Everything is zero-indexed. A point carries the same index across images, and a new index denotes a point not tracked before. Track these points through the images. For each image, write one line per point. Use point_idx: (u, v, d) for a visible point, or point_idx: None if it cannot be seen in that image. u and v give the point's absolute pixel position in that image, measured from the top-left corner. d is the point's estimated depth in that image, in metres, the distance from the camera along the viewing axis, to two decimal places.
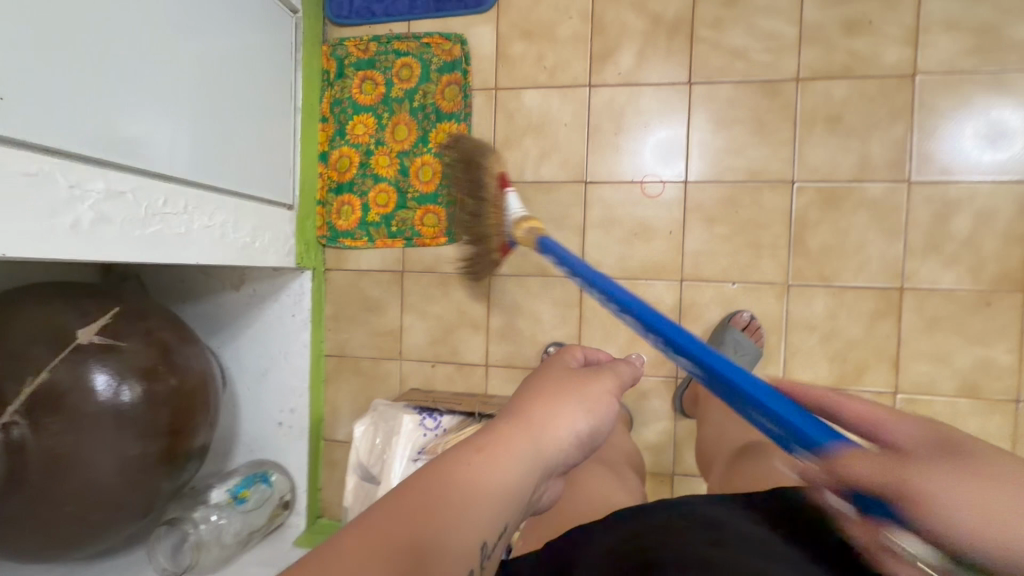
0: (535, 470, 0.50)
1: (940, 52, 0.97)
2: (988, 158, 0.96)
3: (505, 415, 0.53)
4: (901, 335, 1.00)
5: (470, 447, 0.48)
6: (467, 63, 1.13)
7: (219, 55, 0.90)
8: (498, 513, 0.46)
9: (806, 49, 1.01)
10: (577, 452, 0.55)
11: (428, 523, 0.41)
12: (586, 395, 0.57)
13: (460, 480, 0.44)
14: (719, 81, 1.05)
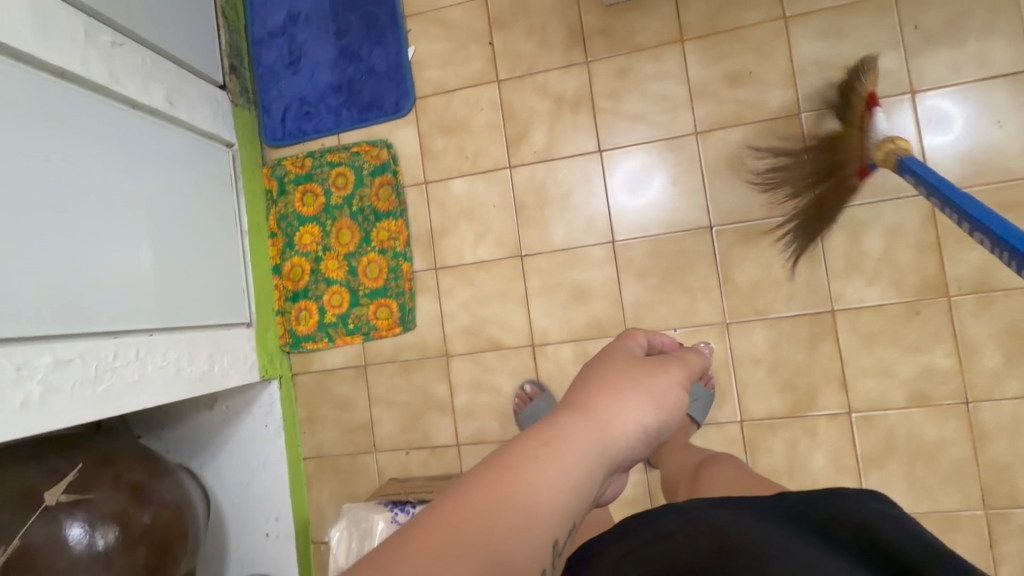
0: (602, 468, 0.46)
1: (818, 89, 1.05)
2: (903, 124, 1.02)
3: (571, 408, 0.48)
4: (842, 354, 1.03)
5: (535, 440, 0.44)
6: (395, 164, 1.22)
7: (160, 206, 0.98)
8: (562, 515, 0.42)
9: (698, 106, 1.10)
10: (646, 447, 0.50)
11: (492, 528, 0.38)
12: (651, 389, 0.52)
13: (524, 478, 0.41)
14: (626, 145, 1.13)
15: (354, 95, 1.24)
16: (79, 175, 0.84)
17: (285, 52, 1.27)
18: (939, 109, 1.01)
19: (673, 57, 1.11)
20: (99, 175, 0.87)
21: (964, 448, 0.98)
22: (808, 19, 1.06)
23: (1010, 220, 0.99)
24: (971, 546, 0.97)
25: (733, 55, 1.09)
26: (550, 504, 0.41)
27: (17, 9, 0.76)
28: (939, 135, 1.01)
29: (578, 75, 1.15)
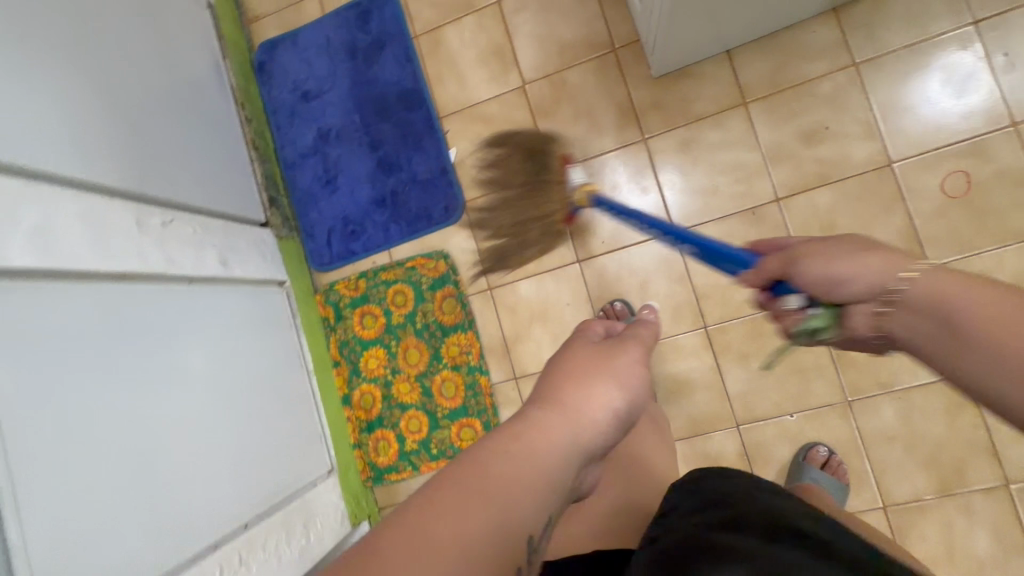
0: (578, 457, 0.48)
1: (907, 135, 0.97)
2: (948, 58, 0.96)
3: (547, 393, 0.54)
4: (986, 420, 0.94)
5: (505, 433, 0.45)
6: (455, 275, 1.16)
7: (235, 379, 0.92)
8: (534, 513, 0.42)
9: (774, 170, 1.02)
10: (623, 423, 0.56)
11: (474, 525, 0.37)
12: (619, 371, 0.58)
13: (499, 472, 0.41)
14: (702, 224, 1.05)
15: (400, 207, 1.18)
16: (154, 376, 0.78)
17: (320, 172, 1.22)
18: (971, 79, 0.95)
19: (737, 122, 1.04)
20: (174, 368, 0.81)
21: None
22: (881, 62, 0.98)
23: None
24: None
25: (804, 112, 1.01)
26: (526, 491, 0.42)
27: (73, 230, 0.71)
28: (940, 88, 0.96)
29: (637, 155, 1.08)
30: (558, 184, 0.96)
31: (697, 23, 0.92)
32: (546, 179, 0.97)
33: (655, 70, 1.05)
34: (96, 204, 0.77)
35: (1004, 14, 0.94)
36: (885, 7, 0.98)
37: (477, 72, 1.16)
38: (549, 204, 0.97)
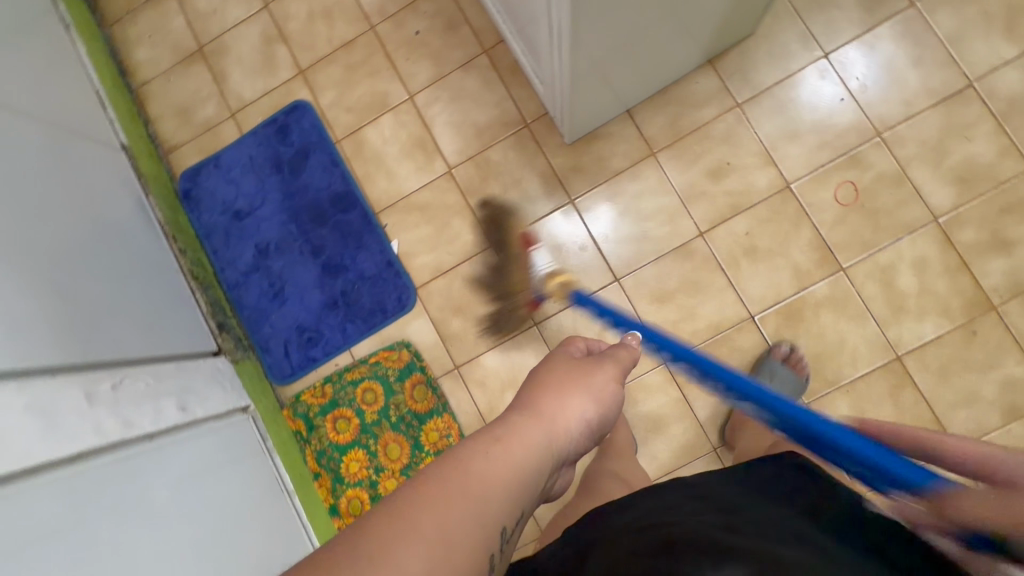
0: (549, 462, 0.58)
1: (795, 158, 1.09)
2: (834, 52, 1.10)
3: (528, 404, 0.64)
4: (925, 395, 1.03)
5: (487, 442, 0.54)
6: (420, 361, 1.17)
7: (222, 518, 0.88)
8: (504, 508, 0.50)
9: (693, 209, 1.11)
10: (587, 432, 0.66)
11: (445, 514, 0.45)
12: (592, 386, 0.69)
13: (476, 469, 0.49)
14: (641, 267, 1.13)
15: (352, 306, 1.20)
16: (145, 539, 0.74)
17: (266, 287, 1.22)
18: (846, 70, 1.09)
19: (651, 172, 1.13)
20: (160, 526, 0.77)
21: None
22: (760, 99, 1.11)
23: (1018, 219, 1.03)
24: None
25: (706, 153, 1.12)
26: (497, 493, 0.50)
27: (21, 422, 0.69)
28: (819, 75, 1.10)
29: (568, 216, 1.15)
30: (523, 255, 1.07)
31: (594, 95, 1.02)
32: (507, 250, 1.07)
33: (566, 137, 1.14)
34: (44, 386, 0.75)
35: (847, 45, 1.09)
36: (751, 54, 1.12)
37: (403, 164, 1.21)
38: (518, 276, 1.03)
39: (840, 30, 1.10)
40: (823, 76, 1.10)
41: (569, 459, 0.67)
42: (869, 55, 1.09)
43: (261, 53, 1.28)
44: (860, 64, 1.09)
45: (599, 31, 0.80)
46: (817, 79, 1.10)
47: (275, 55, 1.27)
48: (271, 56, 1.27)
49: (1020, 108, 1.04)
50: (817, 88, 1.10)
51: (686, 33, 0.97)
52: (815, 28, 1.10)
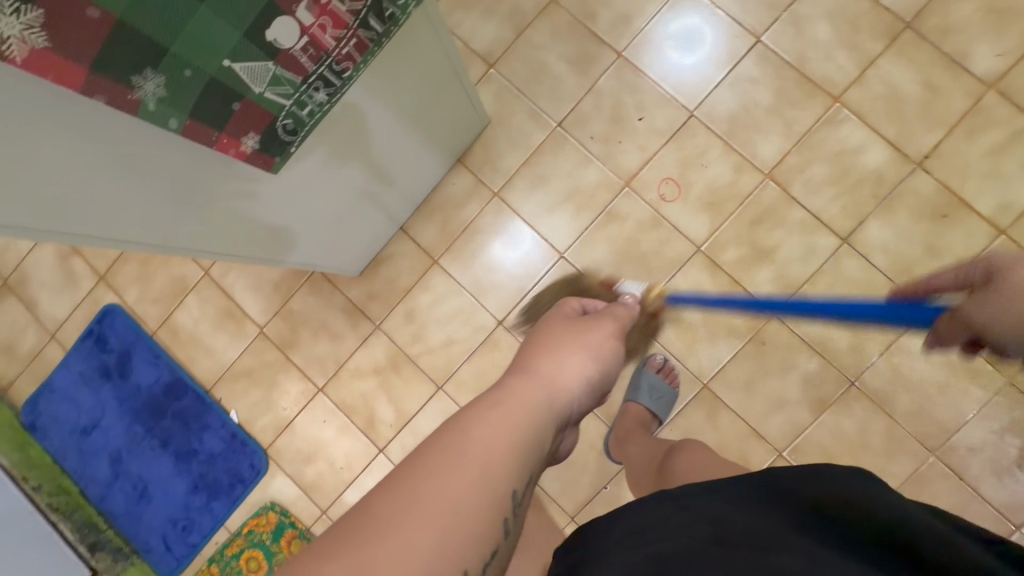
0: (553, 419, 0.51)
1: (561, 229, 1.15)
2: (674, 29, 1.12)
3: (520, 367, 0.57)
4: (739, 413, 1.09)
5: (487, 402, 0.48)
6: (287, 516, 1.20)
7: None
8: (511, 472, 0.43)
9: (487, 302, 1.16)
10: (590, 391, 0.59)
11: (446, 493, 0.39)
12: (586, 344, 0.61)
13: (477, 435, 0.44)
14: (460, 366, 1.17)
15: (213, 485, 1.24)
16: None
17: (130, 490, 1.26)
18: (695, 38, 1.11)
19: (439, 279, 1.18)
20: None
21: (882, 419, 1.05)
22: (512, 184, 1.16)
23: (770, 227, 1.08)
24: (946, 490, 1.03)
25: (480, 247, 1.17)
26: (503, 448, 0.44)
27: None
28: (678, 54, 1.12)
29: (379, 342, 1.20)
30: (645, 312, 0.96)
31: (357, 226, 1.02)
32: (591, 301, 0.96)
33: (352, 272, 1.16)
34: None
35: (574, 111, 1.15)
36: (492, 144, 1.17)
37: (218, 337, 1.25)
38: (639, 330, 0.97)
39: (565, 98, 1.15)
40: (683, 53, 1.12)
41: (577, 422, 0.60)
42: (698, 14, 1.12)
43: (60, 270, 1.31)
44: (700, 24, 1.11)
45: (273, 232, 0.77)
46: (679, 57, 1.12)
47: (74, 269, 1.31)
48: (70, 271, 1.31)
49: (741, 124, 1.10)
50: (684, 62, 1.12)
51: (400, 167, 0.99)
52: (542, 102, 1.16)
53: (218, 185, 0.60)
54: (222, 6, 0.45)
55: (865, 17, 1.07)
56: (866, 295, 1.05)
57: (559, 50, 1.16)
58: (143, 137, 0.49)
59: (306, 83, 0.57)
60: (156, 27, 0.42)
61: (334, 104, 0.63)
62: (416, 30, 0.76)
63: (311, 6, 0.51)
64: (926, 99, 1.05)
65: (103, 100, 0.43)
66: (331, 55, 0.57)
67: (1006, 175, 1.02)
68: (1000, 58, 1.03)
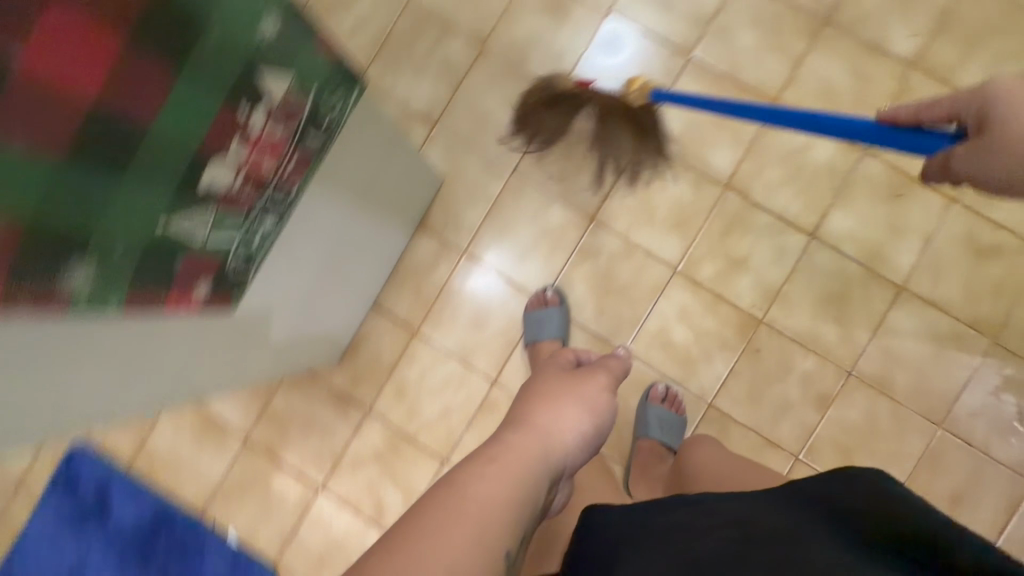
0: (549, 472, 0.56)
1: (536, 275, 1.13)
2: (601, 45, 1.13)
3: (519, 418, 0.63)
4: (748, 425, 1.08)
5: (483, 459, 0.54)
6: None
7: None
8: (505, 533, 0.48)
9: (476, 363, 1.13)
10: (584, 444, 0.63)
11: (442, 550, 0.43)
12: (585, 397, 0.67)
13: (475, 492, 0.49)
14: (462, 435, 1.13)
15: None
16: None
17: None
18: (624, 53, 1.13)
19: (423, 350, 1.14)
20: None
21: (886, 402, 1.06)
22: (478, 241, 1.14)
23: (739, 235, 1.09)
24: (958, 459, 1.05)
25: (459, 308, 1.14)
26: (494, 504, 0.49)
27: None
28: (607, 70, 1.13)
29: (373, 426, 1.14)
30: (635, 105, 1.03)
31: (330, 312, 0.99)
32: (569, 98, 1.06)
33: (330, 361, 1.11)
34: None
35: (526, 156, 1.14)
36: (450, 203, 1.15)
37: (201, 456, 1.17)
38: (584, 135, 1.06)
39: (514, 145, 1.14)
40: (611, 68, 1.13)
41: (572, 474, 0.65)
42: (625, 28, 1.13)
43: None
44: (627, 38, 1.13)
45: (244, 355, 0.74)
46: (608, 72, 1.13)
47: None
48: None
49: (691, 140, 1.10)
50: (612, 77, 1.12)
51: (362, 248, 0.97)
52: (492, 152, 1.14)
53: (183, 339, 0.58)
54: (146, 171, 0.41)
55: (785, 19, 1.10)
56: (844, 284, 1.07)
57: (498, 98, 1.15)
58: (95, 332, 0.45)
59: (249, 214, 0.53)
60: (72, 219, 0.37)
61: (281, 223, 0.60)
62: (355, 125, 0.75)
63: (243, 139, 0.47)
64: (858, 87, 1.08)
65: (25, 308, 0.37)
66: (271, 180, 0.54)
67: None
68: (915, 38, 1.08)
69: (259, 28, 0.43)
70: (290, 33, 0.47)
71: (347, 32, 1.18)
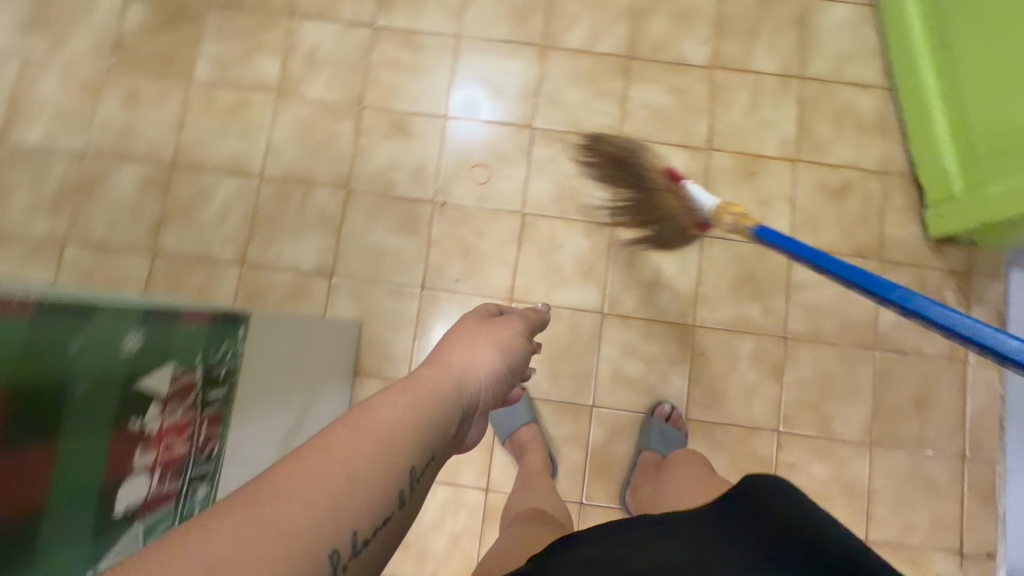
0: (459, 401, 0.59)
1: None
2: (456, 145, 1.20)
3: (431, 360, 0.65)
4: (726, 422, 1.13)
5: (396, 388, 0.54)
6: None
7: None
8: (413, 452, 0.48)
9: (463, 479, 1.12)
10: (499, 381, 0.69)
11: (344, 459, 0.43)
12: (494, 342, 0.73)
13: (382, 415, 0.48)
14: (479, 553, 1.10)
15: None
16: None
17: None
18: (477, 144, 1.20)
19: None
20: None
21: (825, 349, 1.15)
22: (416, 363, 1.14)
23: (642, 260, 1.17)
24: (904, 371, 1.15)
25: None
26: (398, 422, 0.49)
27: None
28: (471, 164, 1.20)
29: None
30: (669, 192, 1.01)
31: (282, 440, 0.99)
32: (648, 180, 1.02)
33: None
34: None
35: (428, 267, 1.17)
36: (376, 339, 1.15)
37: None
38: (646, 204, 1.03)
39: (413, 262, 1.17)
40: (473, 161, 1.20)
41: (484, 414, 0.67)
42: (470, 121, 1.21)
43: None
44: (476, 129, 1.21)
45: None
46: (473, 165, 1.20)
47: None
48: None
49: (565, 197, 1.19)
50: (479, 167, 1.20)
51: (327, 423, 1.06)
52: (395, 277, 1.16)
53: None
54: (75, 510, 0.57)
55: (597, 67, 1.23)
56: (745, 265, 1.17)
57: (381, 227, 1.18)
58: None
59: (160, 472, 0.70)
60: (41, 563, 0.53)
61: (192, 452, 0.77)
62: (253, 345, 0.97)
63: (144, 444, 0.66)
64: (679, 101, 1.22)
65: None
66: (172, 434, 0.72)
67: (769, 121, 1.21)
68: (705, 45, 1.23)
69: (121, 351, 0.62)
70: (148, 345, 0.66)
71: (215, 223, 1.18)
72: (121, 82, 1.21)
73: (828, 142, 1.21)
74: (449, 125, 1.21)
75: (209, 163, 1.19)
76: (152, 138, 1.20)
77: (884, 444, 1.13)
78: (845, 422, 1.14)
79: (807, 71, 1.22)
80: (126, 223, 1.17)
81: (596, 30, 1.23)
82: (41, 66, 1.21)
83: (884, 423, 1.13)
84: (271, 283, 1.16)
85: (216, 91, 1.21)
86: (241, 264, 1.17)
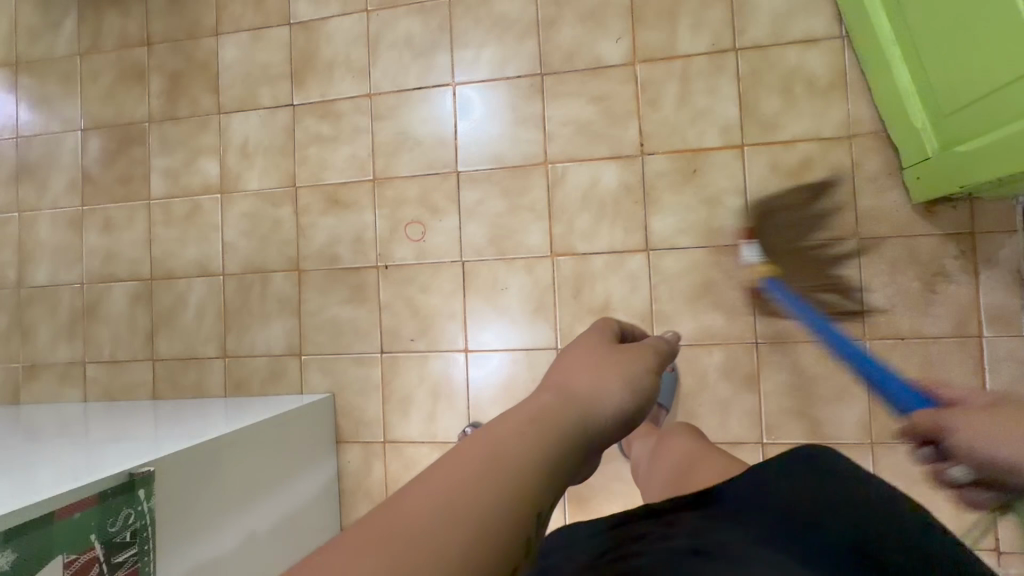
0: (585, 438, 0.45)
1: (453, 424, 1.17)
2: (387, 205, 1.21)
3: (554, 381, 0.50)
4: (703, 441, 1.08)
5: (523, 417, 0.43)
6: None
7: None
8: (540, 494, 0.39)
9: None
10: (629, 428, 0.51)
11: (472, 507, 0.35)
12: (633, 368, 0.52)
13: (509, 450, 0.39)
14: None
15: None
16: None
17: None
18: (407, 200, 1.20)
19: None
20: None
21: (805, 347, 1.05)
22: (392, 410, 1.20)
23: (589, 287, 1.13)
24: (903, 357, 1.03)
25: None
26: (525, 458, 0.39)
27: None
28: (405, 223, 1.20)
29: None
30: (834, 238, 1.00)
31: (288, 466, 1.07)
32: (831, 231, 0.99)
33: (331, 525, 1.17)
34: None
35: (383, 330, 1.21)
36: (351, 407, 1.22)
37: None
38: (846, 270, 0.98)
39: (369, 329, 1.21)
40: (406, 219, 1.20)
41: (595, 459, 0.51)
42: (396, 178, 1.21)
43: None
44: (402, 185, 1.21)
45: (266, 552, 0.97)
46: (407, 224, 1.20)
47: None
48: None
49: (500, 236, 1.16)
50: (412, 223, 1.20)
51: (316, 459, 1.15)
52: (356, 346, 1.22)
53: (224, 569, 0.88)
54: None
55: (511, 92, 1.17)
56: (700, 273, 1.09)
57: (335, 300, 1.23)
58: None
59: None
60: None
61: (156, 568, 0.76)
62: (161, 479, 0.78)
63: None
64: (603, 109, 1.13)
65: None
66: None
67: (705, 108, 1.10)
68: (621, 40, 1.13)
69: None
70: (25, 547, 0.61)
71: (195, 324, 1.29)
72: (96, 212, 1.34)
73: (779, 117, 1.07)
74: (378, 186, 1.22)
75: (179, 269, 1.30)
76: (130, 258, 1.32)
77: (887, 443, 1.03)
78: (838, 423, 1.04)
79: (741, 41, 1.09)
80: (126, 336, 1.32)
81: (504, 54, 1.17)
82: (34, 213, 1.37)
83: (884, 418, 1.03)
84: (251, 370, 1.26)
85: (171, 201, 1.31)
86: (223, 356, 1.28)
